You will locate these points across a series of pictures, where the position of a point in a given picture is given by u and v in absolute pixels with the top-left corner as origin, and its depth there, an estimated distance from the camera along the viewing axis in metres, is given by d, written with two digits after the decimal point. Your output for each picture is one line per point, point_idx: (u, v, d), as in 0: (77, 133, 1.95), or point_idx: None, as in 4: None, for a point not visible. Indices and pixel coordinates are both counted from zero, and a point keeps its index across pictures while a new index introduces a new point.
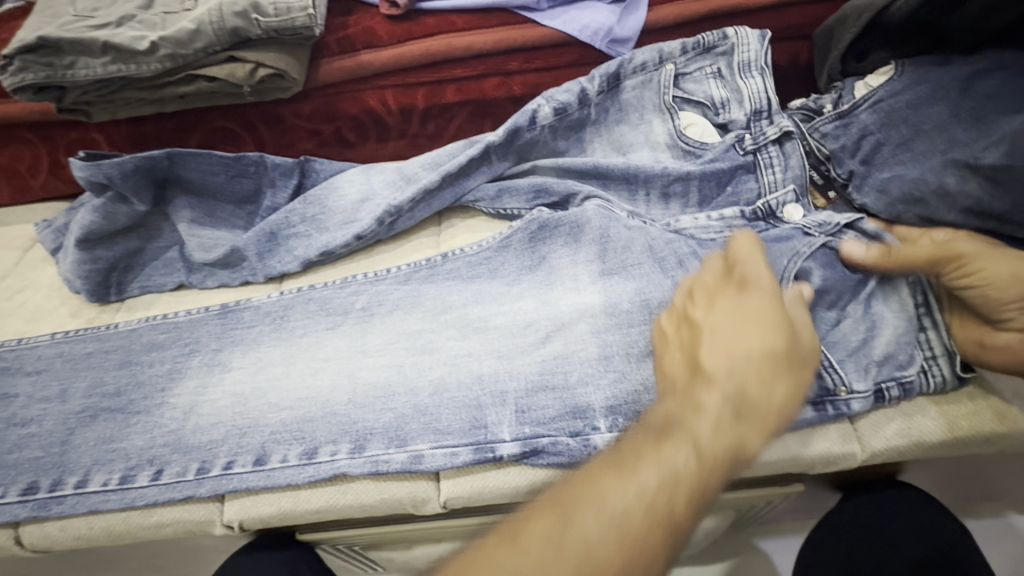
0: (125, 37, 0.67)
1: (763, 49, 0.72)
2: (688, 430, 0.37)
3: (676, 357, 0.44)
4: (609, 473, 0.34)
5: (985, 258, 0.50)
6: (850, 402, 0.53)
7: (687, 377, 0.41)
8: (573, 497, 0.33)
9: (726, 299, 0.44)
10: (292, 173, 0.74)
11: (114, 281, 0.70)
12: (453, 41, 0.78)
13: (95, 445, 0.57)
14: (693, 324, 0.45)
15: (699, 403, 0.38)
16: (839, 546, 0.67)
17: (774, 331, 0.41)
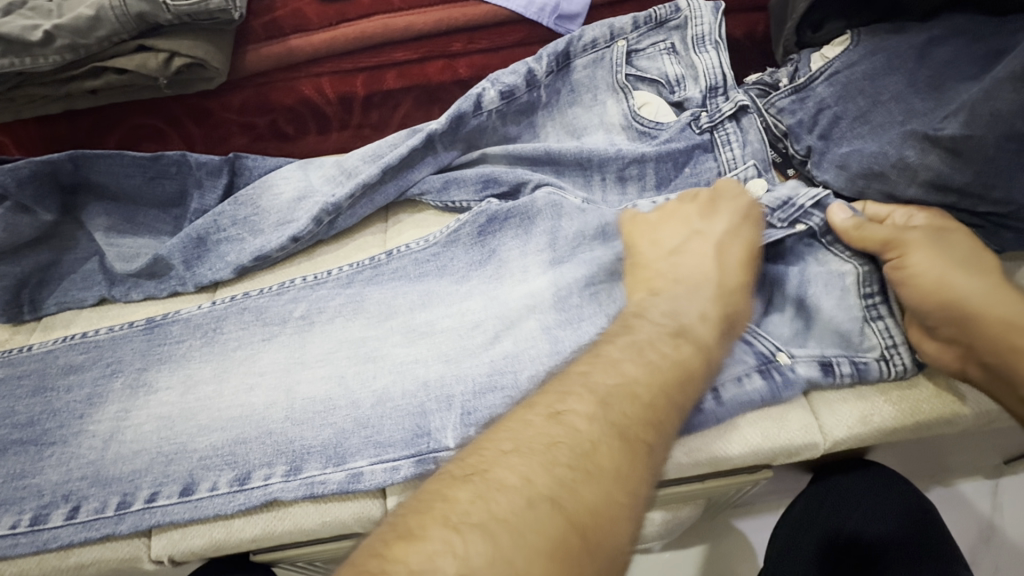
0: (14, 27, 0.61)
1: (717, 21, 0.69)
2: (698, 329, 0.42)
3: (675, 267, 0.49)
4: (633, 356, 0.37)
5: (919, 254, 0.49)
6: (794, 368, 0.52)
7: (692, 281, 0.47)
8: (610, 377, 0.35)
9: (722, 223, 0.52)
10: (221, 171, 0.67)
11: (27, 298, 0.64)
12: (390, 22, 0.74)
13: (3, 483, 0.52)
14: (691, 242, 0.51)
15: (706, 305, 0.45)
16: (810, 530, 0.66)
17: (754, 251, 0.51)
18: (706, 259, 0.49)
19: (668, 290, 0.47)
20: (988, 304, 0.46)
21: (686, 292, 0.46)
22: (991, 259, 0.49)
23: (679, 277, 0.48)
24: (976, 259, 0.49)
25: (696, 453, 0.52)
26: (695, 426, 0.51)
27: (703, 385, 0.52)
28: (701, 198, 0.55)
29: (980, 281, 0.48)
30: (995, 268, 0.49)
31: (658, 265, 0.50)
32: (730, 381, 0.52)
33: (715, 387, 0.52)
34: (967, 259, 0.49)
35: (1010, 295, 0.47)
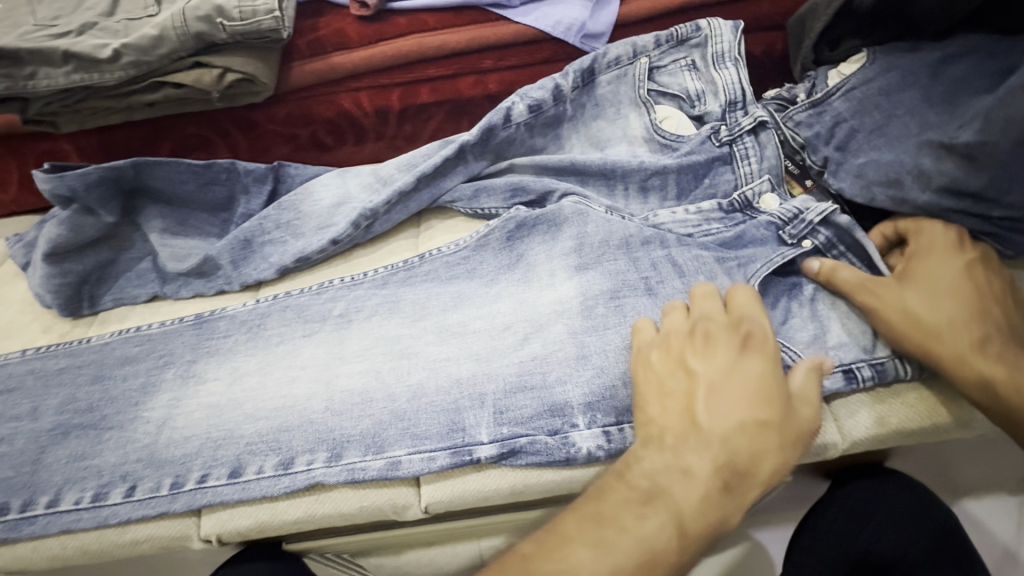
0: (87, 46, 0.66)
1: (737, 39, 0.72)
2: (673, 501, 0.39)
3: (655, 425, 0.43)
4: (588, 532, 0.38)
5: (881, 295, 0.53)
6: (821, 380, 0.53)
7: (682, 436, 0.42)
8: (556, 563, 0.37)
9: (722, 360, 0.44)
10: (266, 178, 0.72)
11: (87, 294, 0.69)
12: (425, 40, 0.78)
13: (66, 462, 0.56)
14: (678, 383, 0.45)
15: (686, 468, 0.40)
16: (834, 525, 0.67)
17: (771, 401, 0.42)
18: (688, 410, 0.43)
19: (655, 439, 0.43)
20: (944, 332, 0.49)
21: (664, 455, 0.41)
22: (942, 295, 0.51)
23: (656, 432, 0.43)
24: (917, 292, 0.52)
25: None
26: None
27: None
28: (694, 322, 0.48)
29: (907, 313, 0.51)
30: (943, 306, 0.50)
31: (651, 404, 0.45)
32: None
33: None
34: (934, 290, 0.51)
35: (928, 333, 0.50)
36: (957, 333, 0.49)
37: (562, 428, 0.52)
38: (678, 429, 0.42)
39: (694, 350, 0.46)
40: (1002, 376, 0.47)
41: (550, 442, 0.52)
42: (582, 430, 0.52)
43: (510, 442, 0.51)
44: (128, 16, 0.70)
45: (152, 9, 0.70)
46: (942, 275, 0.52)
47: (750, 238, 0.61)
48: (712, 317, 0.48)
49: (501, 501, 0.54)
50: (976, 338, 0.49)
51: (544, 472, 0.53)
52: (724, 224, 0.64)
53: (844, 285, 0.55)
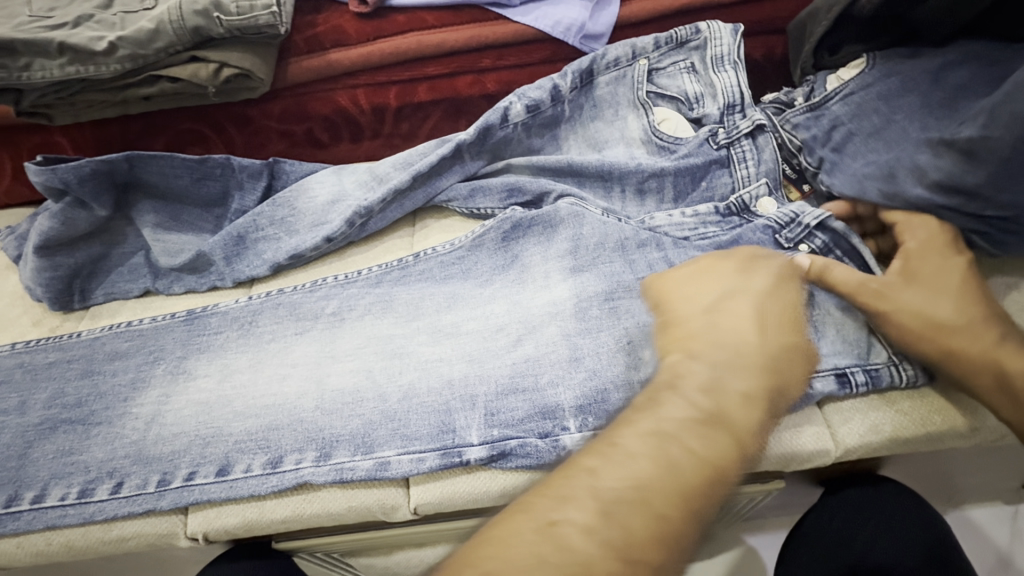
0: (82, 38, 0.66)
1: (736, 42, 0.72)
2: (733, 418, 0.36)
3: (677, 341, 0.41)
4: (650, 444, 0.34)
5: (888, 294, 0.51)
6: (813, 383, 0.53)
7: (732, 351, 0.40)
8: (616, 476, 0.33)
9: (757, 281, 0.45)
10: (261, 174, 0.72)
11: (78, 288, 0.68)
12: (424, 39, 0.77)
13: (53, 458, 0.55)
14: (691, 303, 0.44)
15: (716, 365, 0.39)
16: (828, 530, 0.67)
17: (799, 320, 0.43)
18: (704, 317, 0.43)
19: (701, 354, 0.40)
20: (954, 327, 0.49)
21: (693, 360, 0.39)
22: (942, 291, 0.51)
23: (676, 342, 0.42)
24: (919, 289, 0.51)
25: None
26: None
27: None
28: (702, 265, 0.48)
29: (912, 311, 0.50)
30: (943, 302, 0.50)
31: (684, 325, 0.43)
32: None
33: None
34: (941, 286, 0.51)
35: (938, 330, 0.49)
36: (962, 328, 0.49)
37: (553, 431, 0.52)
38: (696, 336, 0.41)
39: (706, 282, 0.46)
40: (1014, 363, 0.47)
41: (541, 445, 0.51)
42: (573, 434, 0.51)
43: (501, 445, 0.51)
44: (125, 9, 0.70)
45: (149, 2, 0.70)
46: (936, 271, 0.52)
47: (747, 241, 0.61)
48: (737, 253, 0.49)
49: (491, 504, 0.53)
50: (981, 329, 0.49)
51: (534, 475, 0.53)
52: (721, 227, 0.64)
53: (842, 284, 0.53)
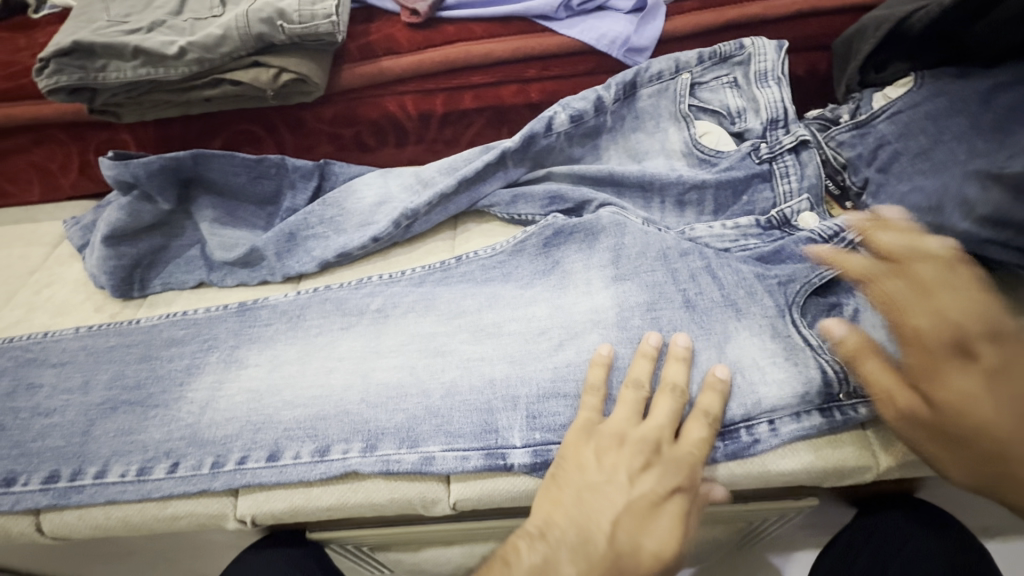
0: (155, 42, 0.70)
1: (780, 59, 0.73)
2: (659, 521, 0.48)
3: (624, 468, 0.50)
4: (583, 504, 0.49)
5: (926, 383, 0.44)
6: (857, 407, 0.52)
7: (662, 467, 0.49)
8: (564, 522, 0.48)
9: (630, 411, 0.52)
10: (312, 175, 0.75)
11: (138, 277, 0.72)
12: (472, 49, 0.80)
13: (114, 436, 0.58)
14: (636, 424, 0.52)
15: (663, 500, 0.48)
16: (869, 541, 0.66)
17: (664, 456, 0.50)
18: (666, 449, 0.50)
19: (647, 463, 0.50)
20: (1019, 432, 0.39)
21: (642, 493, 0.49)
22: (998, 419, 0.40)
23: (631, 466, 0.50)
24: (970, 379, 0.42)
25: (746, 466, 0.52)
26: (749, 445, 0.52)
27: (760, 415, 0.52)
28: (642, 374, 0.54)
29: (968, 461, 0.41)
30: (1005, 432, 0.40)
31: (632, 433, 0.51)
32: (789, 416, 0.52)
33: (772, 419, 0.52)
34: (999, 374, 0.41)
35: (1004, 468, 0.40)
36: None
37: None
38: (654, 462, 0.50)
39: (633, 408, 0.52)
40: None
41: None
42: None
43: (543, 448, 0.52)
44: (194, 16, 0.74)
45: (217, 10, 0.74)
46: (981, 394, 0.41)
47: (790, 254, 0.61)
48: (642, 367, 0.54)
49: (528, 503, 0.54)
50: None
51: None
52: (761, 240, 0.64)
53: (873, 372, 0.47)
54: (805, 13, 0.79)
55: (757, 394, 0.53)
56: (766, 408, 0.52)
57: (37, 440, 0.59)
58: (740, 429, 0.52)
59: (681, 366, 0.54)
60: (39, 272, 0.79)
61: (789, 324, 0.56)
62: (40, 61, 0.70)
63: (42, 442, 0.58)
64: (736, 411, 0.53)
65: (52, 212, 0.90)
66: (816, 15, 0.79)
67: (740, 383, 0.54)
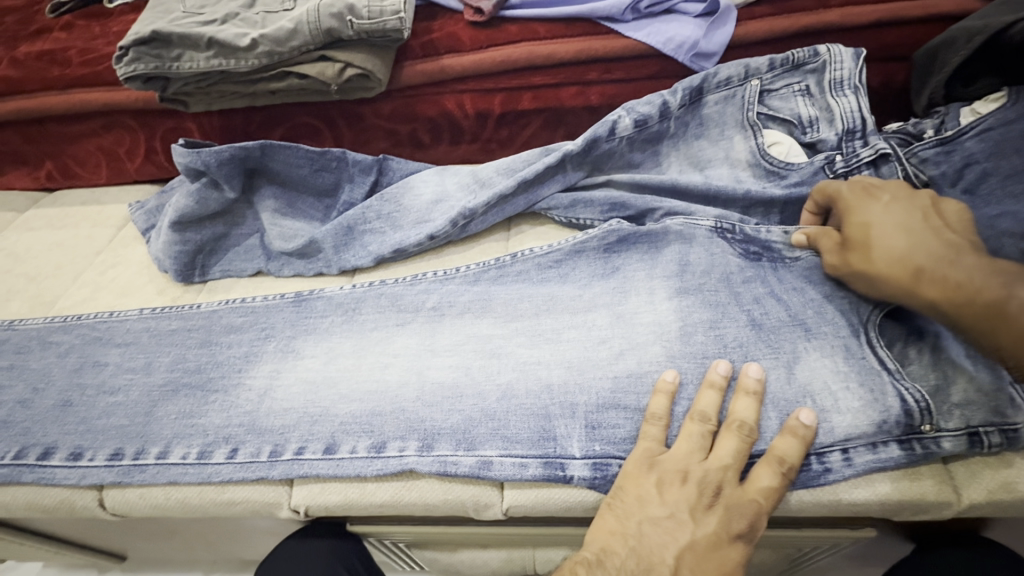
0: (229, 34, 0.71)
1: (858, 67, 0.70)
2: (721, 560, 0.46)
3: (686, 507, 0.48)
4: (642, 532, 0.48)
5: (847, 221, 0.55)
6: (939, 441, 0.49)
7: (728, 505, 0.48)
8: (625, 548, 0.47)
9: (694, 446, 0.50)
10: (370, 170, 0.76)
11: (199, 263, 0.74)
12: (535, 49, 0.78)
13: (176, 418, 0.59)
14: (699, 460, 0.50)
15: (725, 541, 0.47)
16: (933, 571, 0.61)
17: (730, 495, 0.48)
18: (730, 488, 0.48)
19: (710, 501, 0.48)
20: (892, 241, 0.51)
21: (704, 534, 0.47)
22: (887, 230, 0.52)
23: (693, 505, 0.48)
24: (869, 212, 0.54)
25: (815, 493, 0.50)
26: (819, 474, 0.50)
27: (833, 443, 0.50)
28: (710, 407, 0.51)
29: (871, 261, 0.52)
30: (886, 238, 0.51)
31: (695, 468, 0.49)
32: (864, 447, 0.50)
33: (846, 448, 0.50)
34: (895, 209, 0.53)
35: (914, 272, 0.49)
36: (917, 255, 0.49)
37: None
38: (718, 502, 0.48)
39: (698, 443, 0.50)
40: (975, 269, 0.46)
41: None
42: None
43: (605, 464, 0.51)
44: (267, 9, 0.75)
45: (289, 4, 0.75)
46: (883, 219, 0.53)
47: None
48: (707, 402, 0.52)
49: (584, 514, 0.53)
50: (943, 250, 0.49)
51: None
52: None
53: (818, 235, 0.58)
54: (885, 22, 0.75)
55: (829, 422, 0.50)
56: (839, 436, 0.50)
57: (103, 417, 0.60)
58: (811, 455, 0.50)
59: (750, 410, 0.51)
60: (105, 253, 0.82)
61: (864, 346, 0.54)
62: (121, 49, 0.72)
63: (108, 419, 0.60)
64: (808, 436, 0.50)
65: (116, 195, 0.93)
66: (897, 23, 0.76)
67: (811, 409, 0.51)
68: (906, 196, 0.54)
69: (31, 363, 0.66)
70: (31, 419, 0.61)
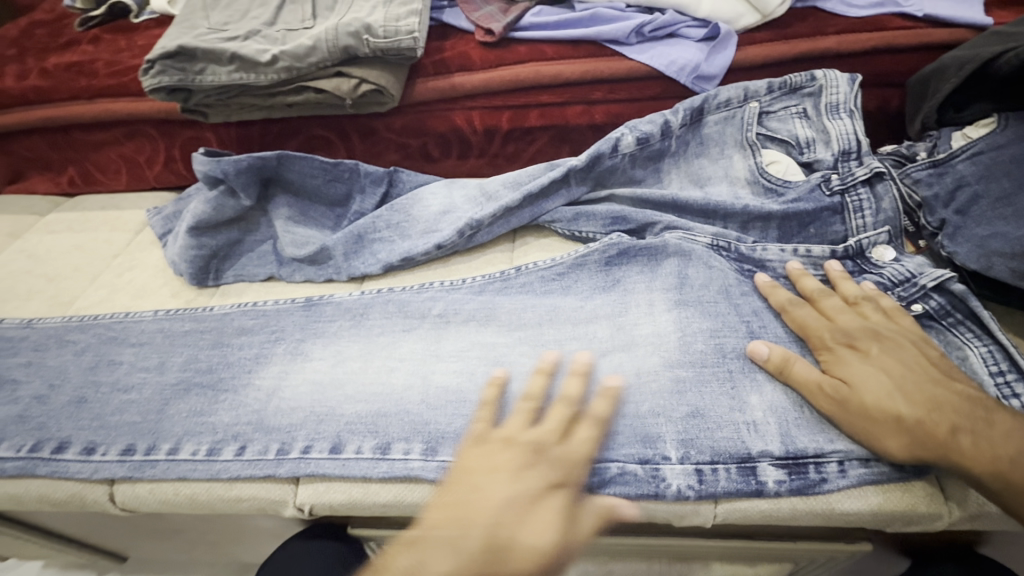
0: (251, 50, 0.75)
1: (853, 91, 0.73)
2: (548, 515, 0.44)
3: (507, 468, 0.46)
4: (470, 500, 0.45)
5: (844, 368, 0.52)
6: None
7: (528, 462, 0.47)
8: (453, 521, 0.43)
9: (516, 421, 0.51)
10: (381, 181, 0.79)
11: (214, 268, 0.76)
12: (543, 68, 0.81)
13: (187, 416, 0.61)
14: (530, 430, 0.50)
15: (540, 499, 0.45)
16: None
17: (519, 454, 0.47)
18: (551, 457, 0.48)
19: (536, 462, 0.47)
20: (901, 398, 0.48)
21: (524, 493, 0.45)
22: (896, 387, 0.49)
23: (517, 465, 0.46)
24: (862, 361, 0.52)
25: (809, 502, 0.51)
26: (817, 483, 0.50)
27: (832, 453, 0.51)
28: (536, 389, 0.54)
29: (898, 430, 0.48)
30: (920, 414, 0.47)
31: (521, 435, 0.49)
32: (859, 460, 0.51)
33: (841, 459, 0.51)
34: (887, 356, 0.51)
35: (949, 430, 0.46)
36: (941, 420, 0.47)
37: (653, 459, 0.52)
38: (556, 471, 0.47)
39: (528, 418, 0.51)
40: (1017, 435, 0.45)
41: (641, 471, 0.52)
42: (673, 465, 0.52)
43: (603, 466, 0.52)
44: (287, 27, 0.79)
45: (309, 23, 0.79)
46: (880, 373, 0.50)
47: None
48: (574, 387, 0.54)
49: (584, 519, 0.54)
50: (954, 400, 0.47)
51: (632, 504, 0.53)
52: None
53: (796, 377, 0.53)
54: (879, 50, 0.78)
55: (829, 432, 0.52)
56: (839, 447, 0.51)
57: (116, 414, 0.62)
58: (809, 464, 0.51)
59: (608, 401, 0.53)
60: (122, 256, 0.84)
61: None
62: (147, 62, 0.76)
63: (121, 416, 0.62)
64: (808, 444, 0.51)
65: (134, 201, 0.96)
66: (891, 51, 0.79)
67: (809, 418, 0.53)
68: (889, 341, 0.53)
69: (49, 360, 0.68)
70: (47, 414, 0.63)
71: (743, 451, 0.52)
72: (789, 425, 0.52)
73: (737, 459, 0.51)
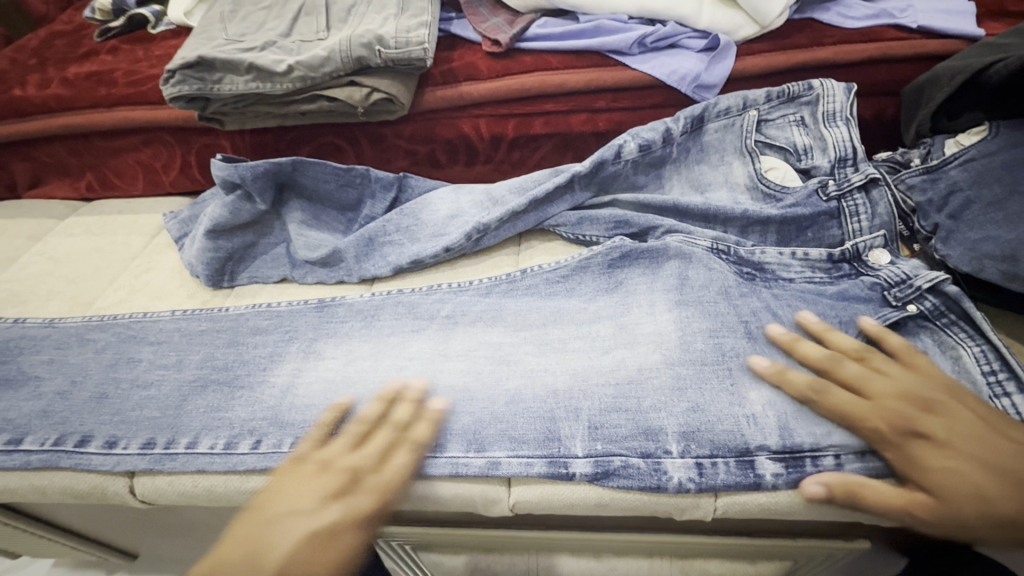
0: (267, 60, 0.78)
1: (849, 100, 0.75)
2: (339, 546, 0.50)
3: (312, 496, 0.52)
4: (276, 525, 0.50)
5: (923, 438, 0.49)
6: None
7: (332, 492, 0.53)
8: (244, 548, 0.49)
9: (341, 446, 0.56)
10: (392, 187, 0.81)
11: (229, 269, 0.79)
12: (548, 78, 0.84)
13: (204, 412, 0.63)
14: (352, 456, 0.55)
15: (341, 528, 0.51)
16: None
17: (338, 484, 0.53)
18: (363, 483, 0.54)
19: (345, 493, 0.53)
20: (983, 475, 0.47)
21: (323, 523, 0.50)
22: (976, 464, 0.47)
23: (324, 491, 0.53)
24: (940, 432, 0.49)
25: None
26: (814, 476, 0.52)
27: (828, 447, 0.52)
28: (369, 413, 0.59)
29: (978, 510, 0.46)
30: (994, 487, 0.46)
31: (340, 459, 0.55)
32: (855, 454, 0.52)
33: (838, 453, 0.52)
34: (964, 424, 0.49)
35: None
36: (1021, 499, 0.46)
37: (655, 452, 0.54)
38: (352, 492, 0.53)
39: (350, 440, 0.57)
40: None
41: (643, 465, 0.54)
42: (675, 458, 0.53)
43: (606, 460, 0.54)
44: (302, 39, 0.82)
45: (322, 34, 0.82)
46: (960, 447, 0.48)
47: (853, 296, 0.63)
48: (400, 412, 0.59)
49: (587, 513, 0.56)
50: None
51: (634, 497, 0.55)
52: (828, 274, 0.67)
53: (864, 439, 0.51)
54: (875, 59, 0.81)
55: (826, 426, 0.53)
56: (835, 440, 0.52)
57: (136, 409, 0.65)
58: (806, 458, 0.52)
59: (429, 424, 0.58)
60: (139, 259, 0.87)
61: None
62: (168, 72, 0.79)
63: (140, 411, 0.64)
64: (805, 439, 0.53)
65: (151, 205, 0.99)
66: (886, 61, 0.81)
67: (807, 412, 0.54)
68: (962, 406, 0.51)
69: (71, 358, 0.70)
70: (69, 409, 0.65)
71: (742, 445, 0.53)
72: (787, 419, 0.54)
73: (736, 453, 0.53)
